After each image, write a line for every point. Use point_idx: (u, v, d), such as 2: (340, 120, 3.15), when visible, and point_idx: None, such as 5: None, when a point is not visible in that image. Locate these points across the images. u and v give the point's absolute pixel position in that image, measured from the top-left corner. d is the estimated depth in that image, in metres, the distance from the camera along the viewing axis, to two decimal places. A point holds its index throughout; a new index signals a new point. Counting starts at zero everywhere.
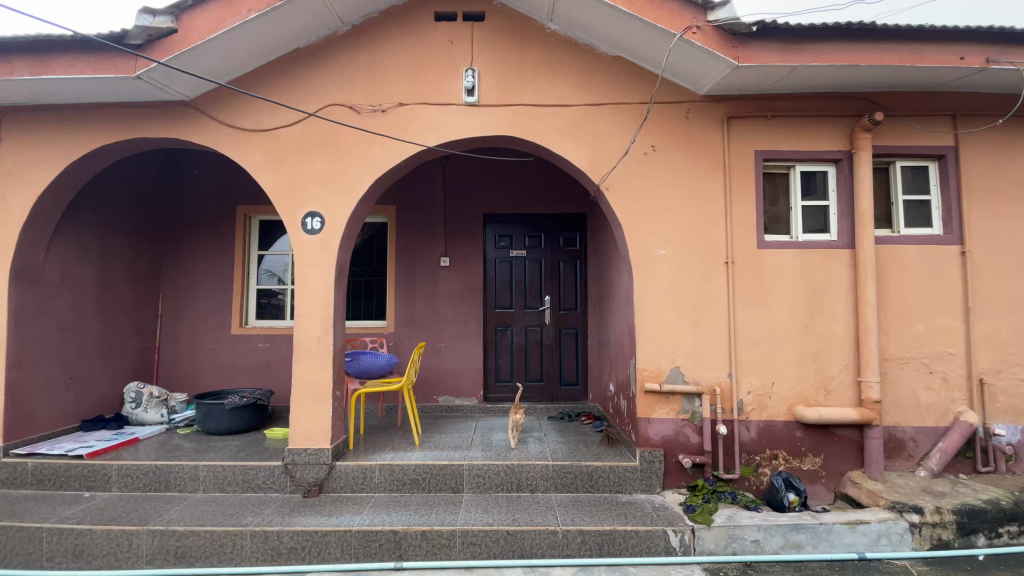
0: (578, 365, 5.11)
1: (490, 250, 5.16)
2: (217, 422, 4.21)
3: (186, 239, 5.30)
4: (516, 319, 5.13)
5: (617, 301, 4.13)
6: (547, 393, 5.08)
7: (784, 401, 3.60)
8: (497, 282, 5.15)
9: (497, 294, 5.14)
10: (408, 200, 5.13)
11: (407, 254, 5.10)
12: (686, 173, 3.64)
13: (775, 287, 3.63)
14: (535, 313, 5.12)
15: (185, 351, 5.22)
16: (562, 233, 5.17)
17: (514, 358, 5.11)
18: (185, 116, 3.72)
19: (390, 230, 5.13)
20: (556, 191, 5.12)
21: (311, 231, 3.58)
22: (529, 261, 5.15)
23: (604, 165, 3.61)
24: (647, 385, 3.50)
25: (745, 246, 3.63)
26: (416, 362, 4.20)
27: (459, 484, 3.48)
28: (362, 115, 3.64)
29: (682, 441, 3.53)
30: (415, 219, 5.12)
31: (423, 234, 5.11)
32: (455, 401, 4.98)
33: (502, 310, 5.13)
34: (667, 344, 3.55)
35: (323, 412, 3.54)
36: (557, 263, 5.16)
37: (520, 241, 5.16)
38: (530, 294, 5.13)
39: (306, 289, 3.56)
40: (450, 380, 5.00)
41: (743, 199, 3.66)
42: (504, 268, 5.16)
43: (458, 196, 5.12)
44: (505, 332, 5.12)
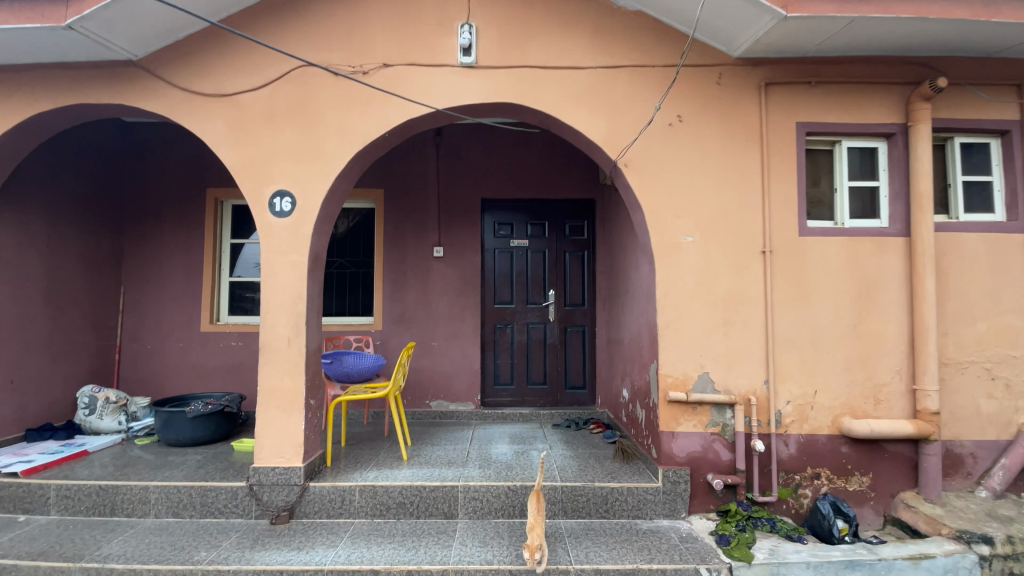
0: (585, 366, 4.62)
1: (488, 239, 4.64)
2: (178, 432, 3.70)
3: (150, 225, 4.76)
4: (517, 316, 4.62)
5: (631, 297, 3.64)
6: (551, 397, 4.59)
7: (827, 412, 3.13)
8: (496, 275, 4.63)
9: (496, 289, 4.63)
10: (398, 183, 4.61)
11: (396, 243, 4.59)
12: (717, 147, 3.13)
13: (819, 280, 3.14)
14: (537, 310, 4.61)
15: (150, 350, 4.70)
16: (568, 220, 4.66)
17: (515, 359, 4.61)
18: (134, 79, 3.18)
19: (377, 216, 4.61)
20: (562, 173, 4.60)
21: (280, 213, 3.06)
22: (532, 253, 4.64)
23: (623, 138, 3.10)
24: (671, 394, 3.00)
25: (785, 233, 3.13)
26: (405, 366, 3.69)
27: (452, 508, 2.99)
28: (340, 78, 3.12)
29: (710, 459, 3.04)
30: (404, 204, 4.61)
31: (414, 222, 4.60)
32: (450, 406, 4.49)
33: (501, 306, 4.62)
34: (695, 346, 3.06)
35: (294, 424, 3.03)
36: (563, 255, 4.65)
37: (522, 229, 4.65)
38: (533, 289, 4.62)
39: (273, 281, 3.04)
40: (444, 383, 4.50)
41: (782, 179, 3.15)
42: (503, 260, 4.64)
43: (453, 179, 4.60)
44: (505, 331, 4.62)
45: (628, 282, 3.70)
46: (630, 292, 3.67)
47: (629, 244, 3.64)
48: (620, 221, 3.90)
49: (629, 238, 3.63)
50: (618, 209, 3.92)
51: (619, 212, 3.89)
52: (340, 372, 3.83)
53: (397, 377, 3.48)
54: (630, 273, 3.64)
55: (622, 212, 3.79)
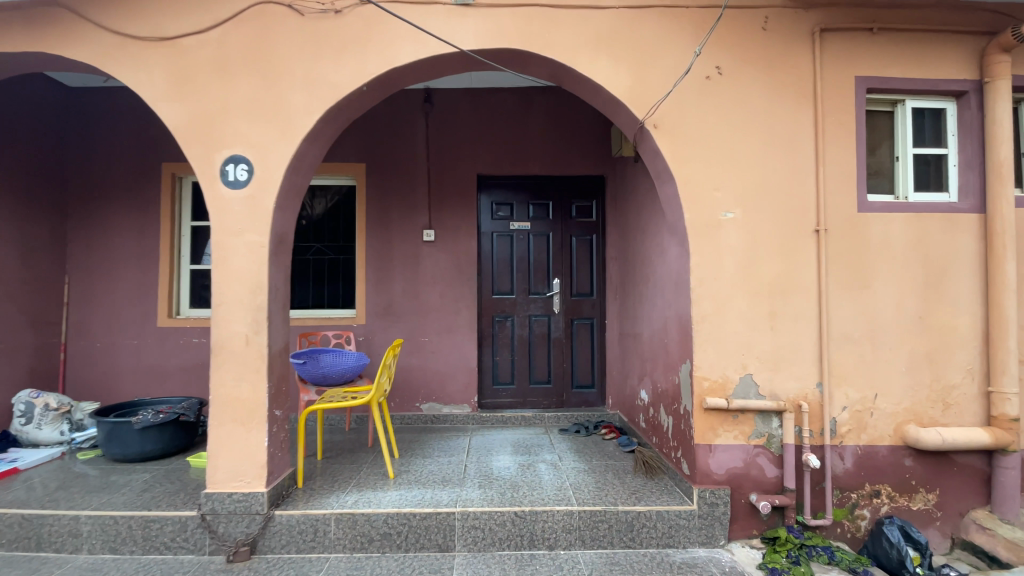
0: (593, 363, 4.12)
1: (485, 221, 4.11)
2: (123, 446, 3.15)
3: (98, 205, 4.15)
4: (517, 308, 4.10)
5: (653, 285, 3.12)
6: (556, 398, 4.10)
7: (888, 419, 2.67)
8: (494, 262, 4.11)
9: (494, 277, 4.10)
10: (382, 158, 4.05)
11: (381, 225, 4.04)
12: (762, 105, 2.61)
13: (879, 264, 2.67)
14: (541, 301, 4.10)
15: (100, 348, 4.12)
16: (575, 200, 4.13)
17: (516, 356, 4.10)
18: (52, 19, 2.58)
19: (359, 195, 4.05)
20: (568, 146, 4.05)
21: (234, 183, 2.50)
22: (534, 237, 4.11)
23: (651, 93, 2.57)
24: (709, 400, 2.49)
25: (840, 208, 2.65)
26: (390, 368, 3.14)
27: (448, 540, 2.48)
28: (307, 19, 2.55)
29: (754, 476, 2.57)
30: (389, 182, 4.05)
31: (402, 202, 4.05)
32: (443, 409, 3.98)
33: (500, 296, 4.10)
34: (737, 344, 2.56)
35: (255, 441, 2.49)
36: (569, 239, 4.12)
37: (523, 210, 4.12)
38: (535, 277, 4.10)
39: (227, 267, 2.49)
40: (437, 383, 3.98)
41: (836, 144, 2.67)
42: (502, 245, 4.11)
43: (445, 153, 4.05)
44: (504, 324, 4.10)
45: (649, 268, 3.19)
46: (651, 280, 3.16)
47: (651, 224, 3.12)
48: (639, 198, 3.38)
49: (652, 216, 3.11)
50: (637, 184, 3.40)
51: (639, 186, 3.37)
52: (314, 373, 3.29)
53: (381, 380, 2.94)
54: (652, 257, 3.13)
55: (643, 187, 3.27)
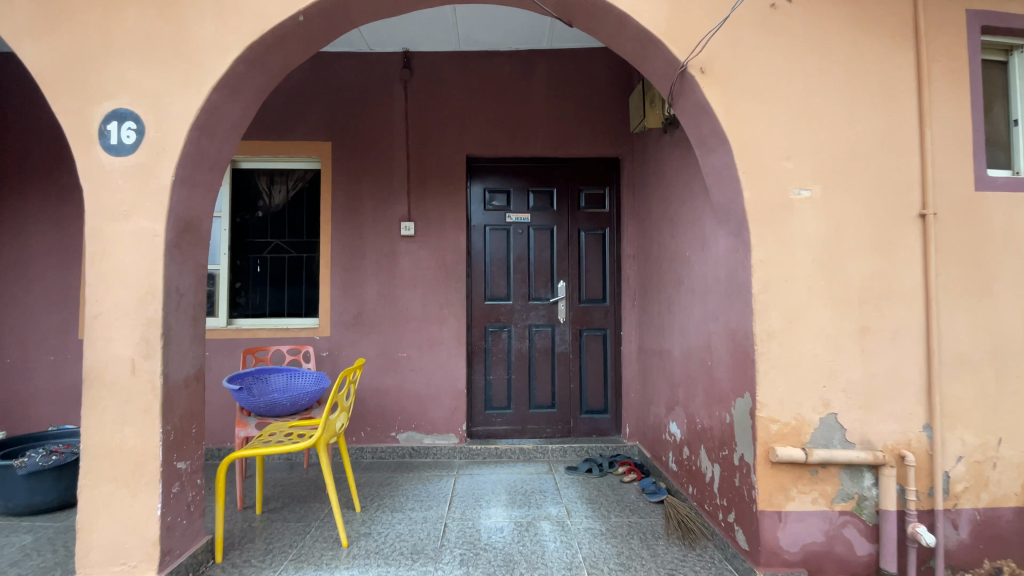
0: (606, 384, 3.40)
1: (476, 212, 3.40)
2: (6, 497, 2.45)
3: (10, 193, 3.45)
4: (515, 317, 3.38)
5: (691, 290, 2.39)
6: (561, 426, 3.37)
7: (1015, 473, 1.96)
8: (488, 261, 3.40)
9: (488, 279, 3.40)
10: (350, 134, 3.31)
11: (349, 217, 3.29)
12: (846, 45, 1.91)
13: (1002, 263, 1.96)
14: (543, 308, 3.39)
15: (10, 365, 3.40)
16: (584, 187, 3.43)
17: (513, 375, 3.38)
18: None
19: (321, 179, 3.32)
20: (576, 121, 3.35)
21: (119, 149, 1.81)
22: (535, 231, 3.40)
23: (697, 27, 1.87)
24: (780, 451, 1.78)
25: (949, 186, 1.95)
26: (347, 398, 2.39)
27: None
28: None
29: (838, 554, 1.86)
30: (359, 164, 3.30)
31: (375, 189, 3.30)
32: (425, 440, 3.24)
33: (494, 303, 3.39)
34: (816, 371, 1.85)
35: (145, 507, 1.79)
36: (577, 234, 3.41)
37: (521, 198, 3.41)
38: (536, 280, 3.40)
39: (108, 266, 1.80)
40: (416, 408, 3.25)
41: (946, 99, 1.97)
42: (497, 241, 3.40)
43: (428, 129, 3.31)
44: (500, 337, 3.39)
45: (684, 267, 2.47)
46: (686, 283, 2.44)
47: (688, 210, 2.41)
48: (670, 179, 2.66)
49: (689, 201, 2.39)
50: (668, 162, 2.68)
51: (670, 163, 2.66)
52: (260, 408, 2.59)
53: (333, 418, 2.19)
54: (688, 253, 2.41)
55: (676, 165, 2.56)
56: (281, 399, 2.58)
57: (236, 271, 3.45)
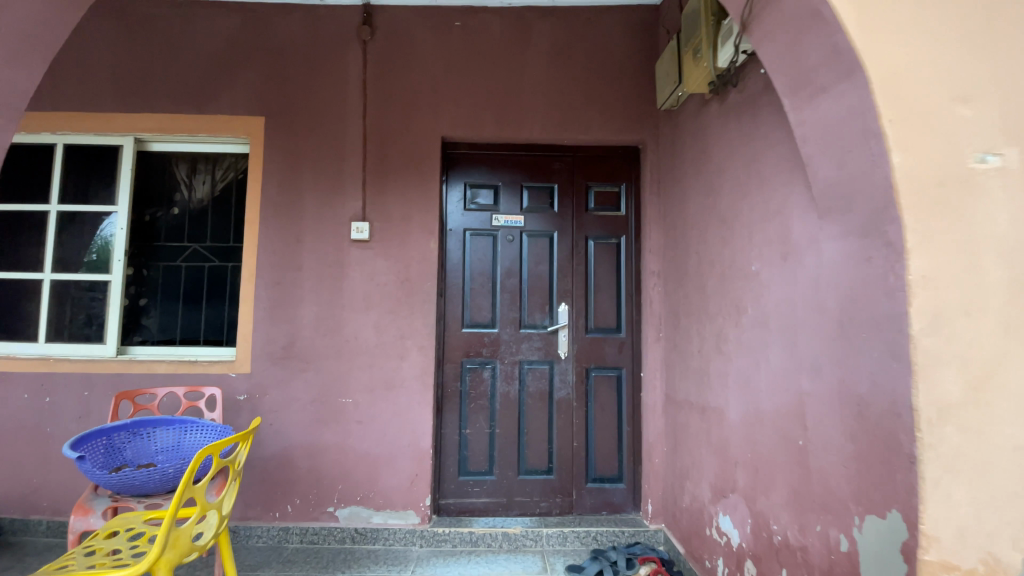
0: (621, 443, 2.54)
1: (453, 212, 2.59)
2: None
3: None
4: (502, 351, 2.54)
5: (767, 323, 1.55)
6: (560, 500, 2.50)
7: None
8: (468, 276, 2.57)
9: (467, 300, 2.56)
10: (290, 107, 2.51)
11: (282, 214, 2.45)
12: None
13: None
14: (538, 339, 2.56)
15: None
16: (595, 183, 2.63)
17: (497, 429, 2.51)
18: None
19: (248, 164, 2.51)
20: (586, 95, 2.55)
21: None
22: (530, 239, 2.60)
23: None
24: None
25: None
26: (236, 483, 1.52)
27: None
28: None
29: None
30: (300, 145, 2.50)
31: (320, 178, 2.48)
32: (374, 518, 2.36)
33: (473, 332, 2.54)
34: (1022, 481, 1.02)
35: None
36: (584, 243, 2.61)
37: (512, 196, 2.61)
38: (530, 302, 2.58)
39: None
40: (363, 475, 2.37)
41: None
42: (481, 249, 2.59)
43: (392, 102, 2.51)
44: (481, 378, 2.52)
45: (749, 287, 1.64)
46: (755, 311, 1.61)
47: (760, 200, 1.59)
48: (722, 161, 1.84)
49: (764, 184, 1.57)
50: (720, 138, 1.87)
51: (722, 138, 1.85)
52: (122, 486, 1.70)
53: (182, 526, 1.33)
54: (759, 265, 1.58)
55: (735, 138, 1.75)
56: (166, 469, 1.72)
57: (137, 283, 2.62)
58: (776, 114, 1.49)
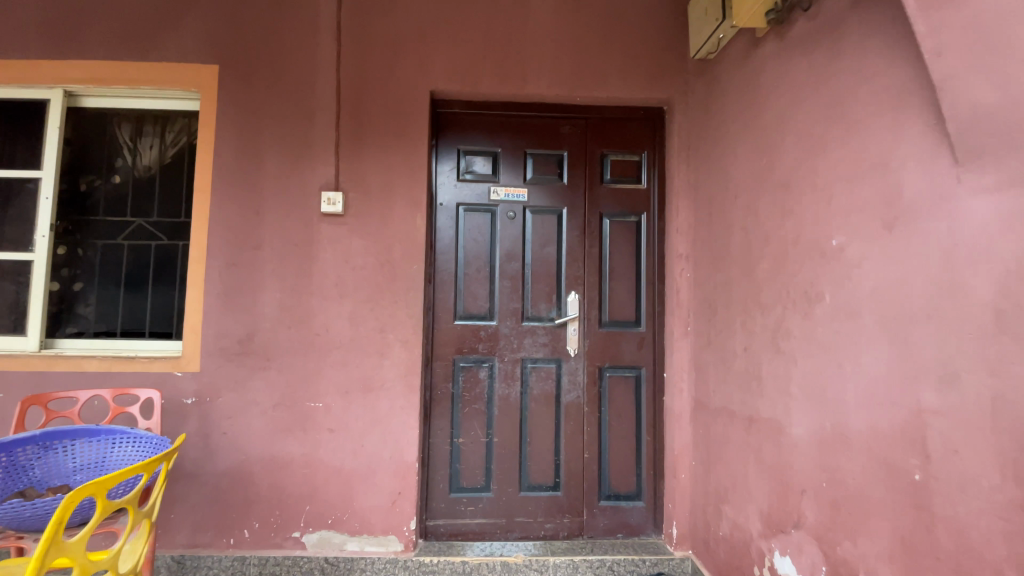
0: (640, 454, 2.17)
1: (444, 183, 2.19)
2: None
3: None
4: (501, 347, 2.16)
5: (856, 315, 1.17)
6: (569, 522, 2.13)
7: None
8: (461, 258, 2.18)
9: (460, 287, 2.17)
10: (250, 54, 2.09)
11: (239, 182, 2.03)
12: None
13: None
14: (544, 334, 2.18)
15: None
16: (611, 151, 2.24)
17: (496, 439, 2.13)
18: None
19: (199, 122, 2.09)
20: (603, 46, 2.15)
21: None
22: (535, 216, 2.22)
23: None
24: None
25: None
26: (147, 529, 1.16)
27: None
28: None
29: None
30: (260, 99, 2.08)
31: (284, 139, 2.06)
32: (348, 546, 1.96)
33: (467, 324, 2.15)
34: None
35: None
36: (597, 222, 2.22)
37: (514, 165, 2.22)
38: (534, 290, 2.20)
39: None
40: (335, 495, 1.97)
41: None
42: (477, 227, 2.20)
43: (371, 51, 2.10)
44: (476, 379, 2.14)
45: (828, 267, 1.26)
46: (836, 298, 1.23)
47: (847, 152, 1.20)
48: (783, 110, 1.46)
49: (855, 131, 1.19)
50: (779, 83, 1.49)
51: (783, 82, 1.46)
52: (34, 521, 1.26)
53: None
54: (845, 239, 1.20)
55: (806, 78, 1.37)
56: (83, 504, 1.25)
57: (69, 265, 2.20)
58: (879, 35, 1.11)
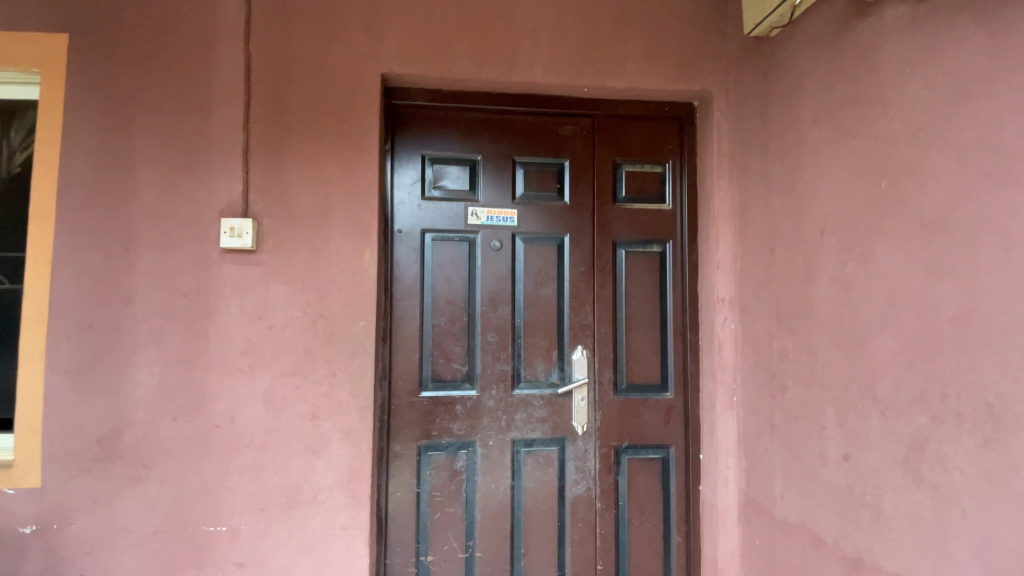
0: (669, 563, 1.64)
1: (402, 202, 1.59)
2: None
3: None
4: (484, 426, 1.58)
5: None
6: None
7: None
8: (428, 305, 1.59)
9: (427, 344, 1.58)
10: (116, 17, 1.44)
11: (100, 204, 1.39)
12: None
13: None
14: (542, 406, 1.61)
15: None
16: (626, 159, 1.69)
17: (478, 552, 1.57)
18: None
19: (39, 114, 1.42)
20: (619, 16, 1.59)
21: None
22: (527, 246, 1.65)
23: None
24: None
25: None
26: None
27: None
28: None
29: None
30: (134, 83, 1.43)
31: (168, 142, 1.42)
32: None
33: (436, 397, 1.56)
34: None
35: None
36: (610, 253, 1.67)
37: (499, 177, 1.64)
38: (528, 346, 1.63)
39: None
40: None
41: None
42: (449, 262, 1.61)
43: (297, 15, 1.47)
44: (450, 472, 1.56)
45: None
46: None
47: None
48: (935, 115, 0.95)
49: None
50: (931, 68, 0.96)
51: (942, 68, 0.94)
52: None
53: None
54: None
55: (992, 66, 0.86)
56: None
57: None
58: None
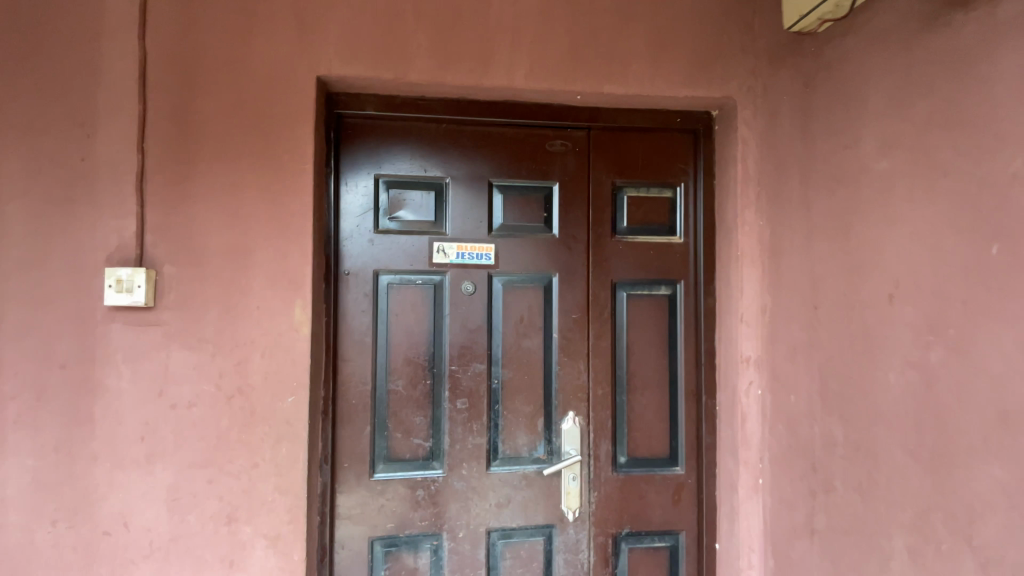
0: None
1: (349, 237, 1.28)
2: None
3: None
4: (452, 514, 1.29)
5: None
6: None
7: None
8: (382, 365, 1.29)
9: (380, 414, 1.28)
10: None
11: None
12: None
13: None
14: (523, 488, 1.32)
15: None
16: (628, 182, 1.38)
17: None
18: None
19: None
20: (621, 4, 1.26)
21: None
22: (506, 290, 1.34)
23: None
24: None
25: None
26: None
27: None
28: None
29: None
30: None
31: (39, 166, 1.10)
32: None
33: (393, 479, 1.27)
34: None
35: None
36: (607, 297, 1.36)
37: (472, 205, 1.33)
38: (507, 413, 1.33)
39: None
40: None
41: None
42: (409, 311, 1.30)
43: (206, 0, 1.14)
44: (410, 570, 1.28)
45: None
46: None
47: None
48: None
49: None
50: None
51: None
52: None
53: None
54: None
55: None
56: None
57: None
58: None
